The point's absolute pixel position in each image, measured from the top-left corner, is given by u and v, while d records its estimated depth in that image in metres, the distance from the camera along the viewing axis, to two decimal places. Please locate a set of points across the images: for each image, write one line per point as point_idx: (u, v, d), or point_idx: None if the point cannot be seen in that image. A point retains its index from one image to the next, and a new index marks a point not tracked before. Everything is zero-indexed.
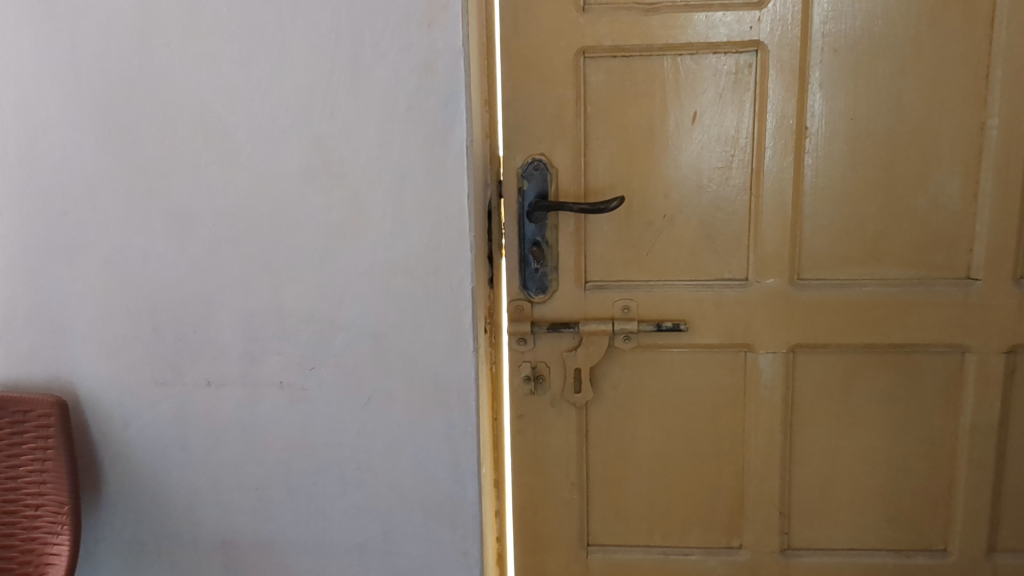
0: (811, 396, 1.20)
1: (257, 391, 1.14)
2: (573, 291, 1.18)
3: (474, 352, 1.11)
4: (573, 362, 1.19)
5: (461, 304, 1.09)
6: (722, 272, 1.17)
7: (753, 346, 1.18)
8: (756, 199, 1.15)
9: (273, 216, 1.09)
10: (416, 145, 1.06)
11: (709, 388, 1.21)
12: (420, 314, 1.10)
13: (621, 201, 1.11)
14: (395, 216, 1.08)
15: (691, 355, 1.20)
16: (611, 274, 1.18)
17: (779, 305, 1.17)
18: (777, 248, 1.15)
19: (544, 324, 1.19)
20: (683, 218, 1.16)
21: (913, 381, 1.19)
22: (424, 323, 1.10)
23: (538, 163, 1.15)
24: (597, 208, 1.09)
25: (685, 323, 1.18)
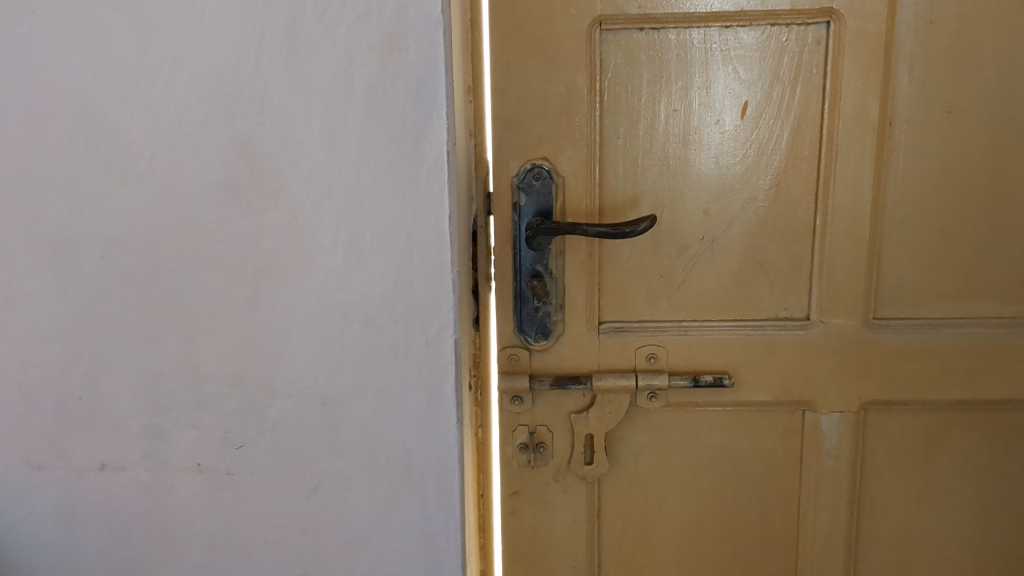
0: (885, 466, 0.94)
1: (167, 475, 0.86)
2: (584, 336, 0.91)
3: (458, 423, 0.84)
4: (584, 426, 0.92)
5: (441, 362, 0.82)
6: (776, 310, 0.91)
7: (814, 404, 0.92)
8: (824, 218, 0.89)
9: (184, 246, 0.80)
10: (378, 150, 0.78)
11: (756, 457, 0.95)
12: (386, 375, 0.82)
13: (653, 220, 0.84)
14: (349, 246, 0.80)
15: (735, 414, 0.93)
16: (633, 313, 0.91)
17: (848, 351, 0.91)
18: (848, 280, 0.89)
19: (547, 379, 0.92)
20: (728, 241, 0.90)
21: (1012, 446, 0.94)
22: (390, 387, 0.83)
23: (539, 170, 0.87)
24: (622, 230, 0.82)
25: (729, 375, 0.91)
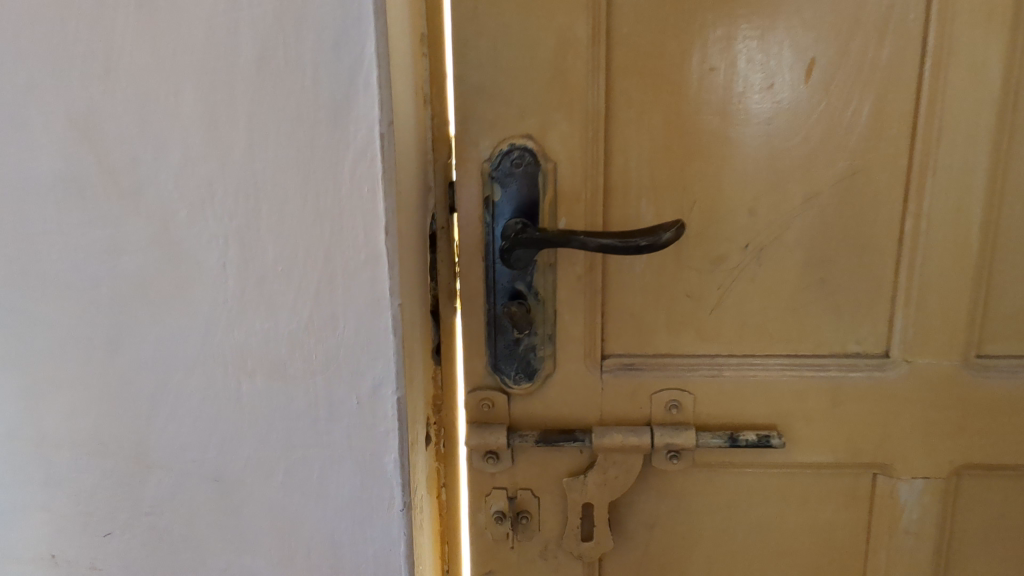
0: (981, 549, 0.71)
1: (17, 567, 0.64)
2: (582, 376, 0.68)
3: (406, 512, 0.60)
4: (581, 494, 0.69)
5: (380, 431, 0.58)
6: (844, 342, 0.67)
7: (890, 467, 0.69)
8: (916, 222, 0.64)
9: (10, 267, 0.56)
10: (278, 133, 0.51)
11: (805, 529, 0.72)
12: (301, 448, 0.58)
13: (681, 227, 0.59)
14: (243, 270, 0.54)
15: (782, 475, 0.71)
16: (649, 344, 0.68)
17: (940, 401, 0.67)
18: (944, 305, 0.65)
19: (531, 433, 0.68)
20: (781, 252, 0.65)
21: None
22: (310, 462, 0.59)
23: (519, 153, 0.62)
24: (632, 240, 0.58)
25: (779, 433, 0.67)
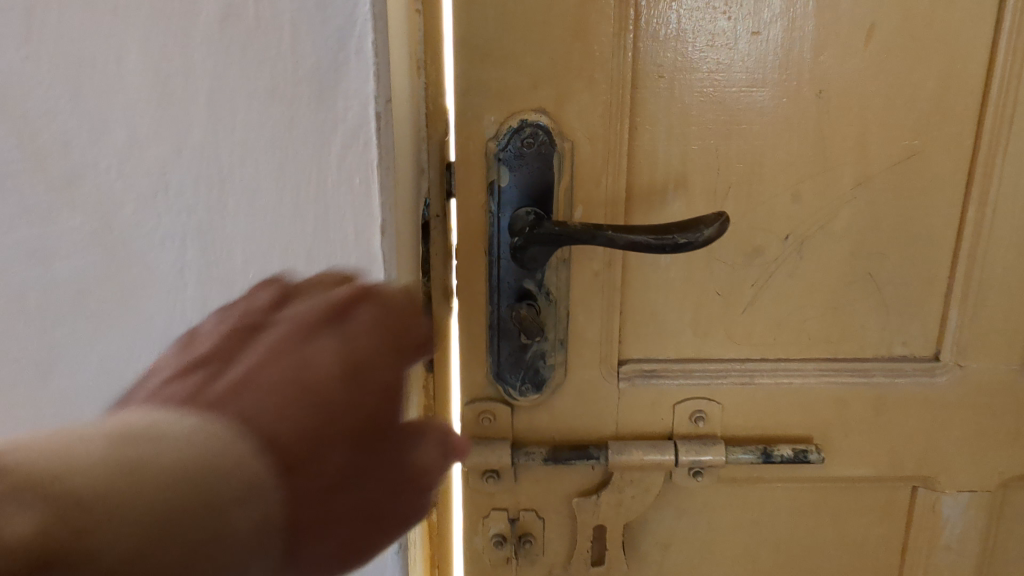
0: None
1: None
2: (596, 385, 0.59)
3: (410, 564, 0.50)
4: (593, 515, 0.61)
5: None
6: (890, 345, 0.60)
7: (934, 480, 0.62)
8: (980, 210, 0.56)
9: None
10: (246, 109, 0.39)
11: (835, 546, 0.65)
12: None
13: (722, 220, 0.50)
14: (204, 280, 0.43)
15: (814, 489, 0.63)
16: (672, 348, 0.59)
17: (994, 408, 0.60)
18: (1004, 303, 0.58)
19: (539, 450, 0.60)
20: (827, 243, 0.57)
21: None
22: None
23: (531, 131, 0.53)
24: (669, 236, 0.49)
25: (817, 447, 0.60)
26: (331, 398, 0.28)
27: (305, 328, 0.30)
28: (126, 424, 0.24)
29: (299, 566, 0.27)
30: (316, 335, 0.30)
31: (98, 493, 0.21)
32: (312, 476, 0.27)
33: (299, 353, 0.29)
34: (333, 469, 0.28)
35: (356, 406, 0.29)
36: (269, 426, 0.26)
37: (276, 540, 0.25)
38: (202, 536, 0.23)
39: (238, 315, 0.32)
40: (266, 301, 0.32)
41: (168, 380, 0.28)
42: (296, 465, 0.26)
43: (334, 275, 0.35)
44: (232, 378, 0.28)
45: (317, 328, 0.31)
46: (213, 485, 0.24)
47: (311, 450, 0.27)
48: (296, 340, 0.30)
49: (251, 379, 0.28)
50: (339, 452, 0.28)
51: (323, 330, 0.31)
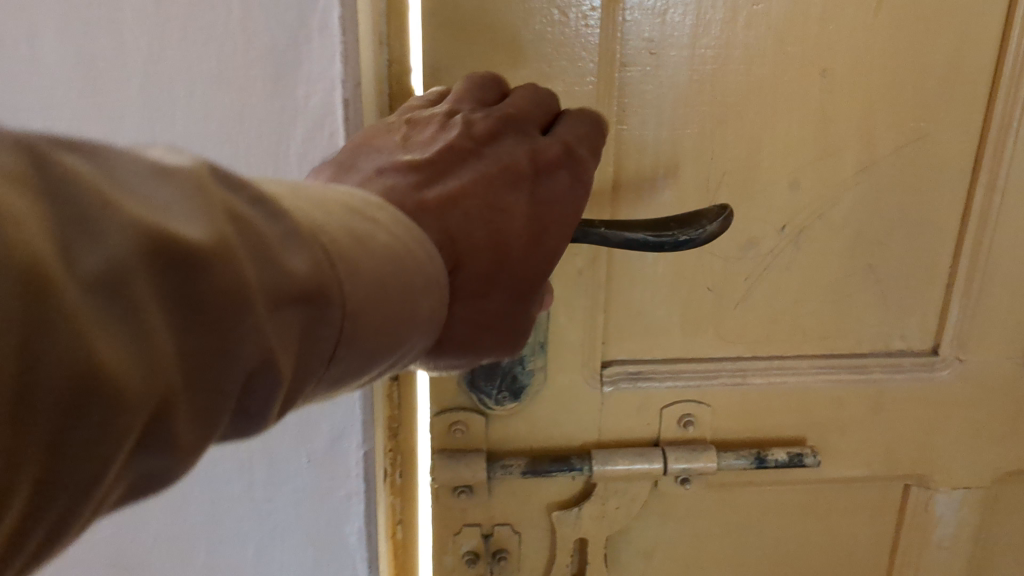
0: (1014, 559, 0.63)
1: None
2: (578, 390, 0.54)
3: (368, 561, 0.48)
4: (574, 528, 0.57)
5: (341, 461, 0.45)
6: (887, 339, 0.56)
7: (929, 479, 0.59)
8: (988, 197, 0.52)
9: None
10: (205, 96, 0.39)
11: (824, 549, 0.62)
12: (241, 495, 0.47)
13: (723, 213, 0.44)
14: None
15: (804, 492, 0.60)
16: (660, 348, 0.55)
17: (993, 404, 0.57)
18: (1009, 295, 0.55)
19: (517, 462, 0.54)
20: (825, 232, 0.53)
21: None
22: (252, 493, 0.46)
23: None
24: (668, 233, 0.43)
25: (812, 450, 0.56)
26: (507, 244, 0.37)
27: (508, 168, 0.38)
28: (332, 217, 0.27)
29: (175, 442, 0.20)
30: (514, 194, 0.38)
31: (349, 259, 0.26)
32: (471, 290, 0.36)
33: (514, 183, 0.38)
34: (497, 304, 0.38)
35: (530, 258, 0.38)
36: (461, 249, 0.36)
37: (429, 303, 0.32)
38: (387, 337, 0.28)
39: (448, 130, 0.38)
40: (483, 130, 0.38)
41: (396, 178, 0.36)
42: (464, 267, 0.36)
43: (527, 100, 0.40)
44: (441, 190, 0.36)
45: (513, 184, 0.38)
46: (411, 272, 0.31)
47: (476, 285, 0.36)
48: (505, 180, 0.37)
49: (465, 201, 0.36)
50: (474, 272, 0.36)
51: (520, 188, 0.38)
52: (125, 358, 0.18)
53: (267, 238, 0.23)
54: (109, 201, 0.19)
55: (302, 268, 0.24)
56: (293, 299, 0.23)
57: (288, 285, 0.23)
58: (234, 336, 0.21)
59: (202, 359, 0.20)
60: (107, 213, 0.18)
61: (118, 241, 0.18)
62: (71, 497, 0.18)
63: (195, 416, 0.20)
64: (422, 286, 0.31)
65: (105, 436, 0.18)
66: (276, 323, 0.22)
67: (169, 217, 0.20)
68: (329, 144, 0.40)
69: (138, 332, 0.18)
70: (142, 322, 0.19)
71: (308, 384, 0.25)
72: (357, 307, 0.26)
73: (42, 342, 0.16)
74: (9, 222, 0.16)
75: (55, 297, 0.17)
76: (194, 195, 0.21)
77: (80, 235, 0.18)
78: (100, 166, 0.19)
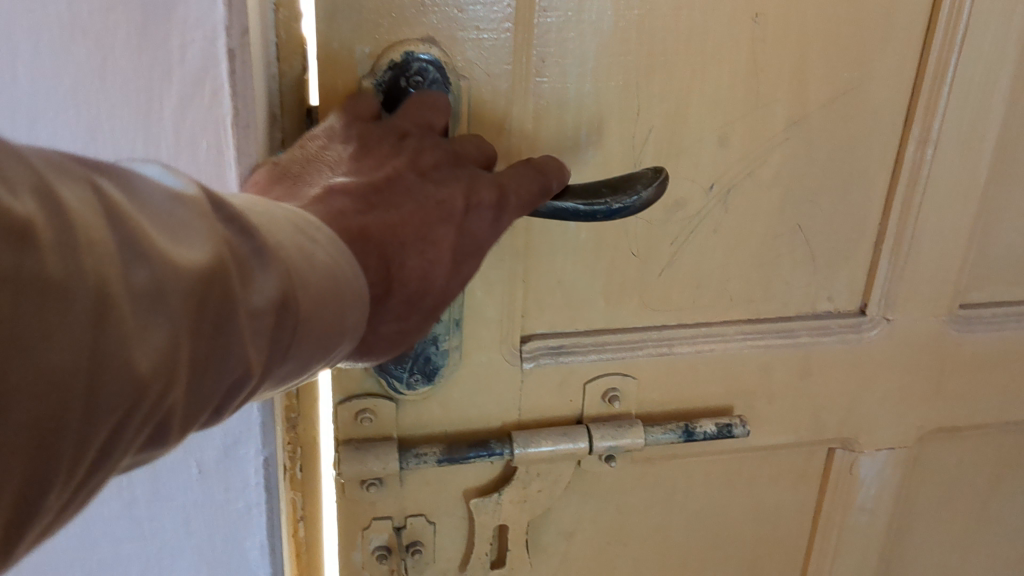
0: (930, 513, 0.63)
1: None
2: (496, 368, 0.50)
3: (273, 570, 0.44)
4: (494, 514, 0.53)
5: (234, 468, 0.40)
6: (815, 301, 0.54)
7: (853, 441, 0.58)
8: (920, 150, 0.50)
9: None
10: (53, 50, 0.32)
11: (748, 518, 0.60)
12: (121, 513, 0.41)
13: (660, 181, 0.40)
14: None
15: (728, 461, 0.57)
16: (583, 320, 0.51)
17: (917, 363, 0.56)
18: (937, 253, 0.53)
19: (431, 450, 0.49)
20: (755, 192, 0.50)
21: None
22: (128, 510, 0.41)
23: (419, 65, 0.42)
24: (601, 200, 0.39)
25: (741, 420, 0.54)
26: (428, 276, 0.36)
27: (443, 209, 0.36)
28: (287, 229, 0.27)
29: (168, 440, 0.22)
30: (444, 232, 0.36)
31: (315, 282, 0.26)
32: (393, 311, 0.35)
33: (444, 219, 0.36)
34: (412, 321, 0.37)
35: (447, 284, 0.37)
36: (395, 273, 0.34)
37: (355, 313, 0.29)
38: (341, 334, 0.28)
39: (392, 155, 0.37)
40: (425, 163, 0.37)
41: (346, 197, 0.34)
42: (394, 291, 0.34)
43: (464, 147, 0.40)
44: (385, 216, 0.34)
45: (446, 222, 0.36)
46: (347, 285, 0.28)
47: (402, 302, 0.35)
48: (440, 217, 0.36)
49: (404, 229, 0.35)
50: (400, 293, 0.35)
51: (452, 228, 0.36)
52: (158, 371, 0.20)
53: (241, 252, 0.23)
54: (143, 229, 0.20)
55: (276, 286, 0.24)
56: (269, 311, 0.24)
57: (274, 298, 0.24)
58: (227, 343, 0.22)
59: (201, 365, 0.22)
60: (143, 238, 0.20)
61: (161, 265, 0.20)
62: (95, 480, 0.20)
63: (190, 414, 0.22)
64: (361, 318, 0.30)
65: (132, 430, 0.20)
66: (256, 332, 0.23)
67: (179, 237, 0.21)
68: (213, 105, 0.34)
69: (172, 343, 0.20)
70: (174, 331, 0.20)
71: (270, 381, 0.26)
72: (316, 311, 0.26)
73: (100, 354, 0.18)
74: (82, 236, 0.18)
75: (115, 312, 0.18)
76: (199, 217, 0.22)
77: (129, 256, 0.19)
78: (128, 190, 0.21)
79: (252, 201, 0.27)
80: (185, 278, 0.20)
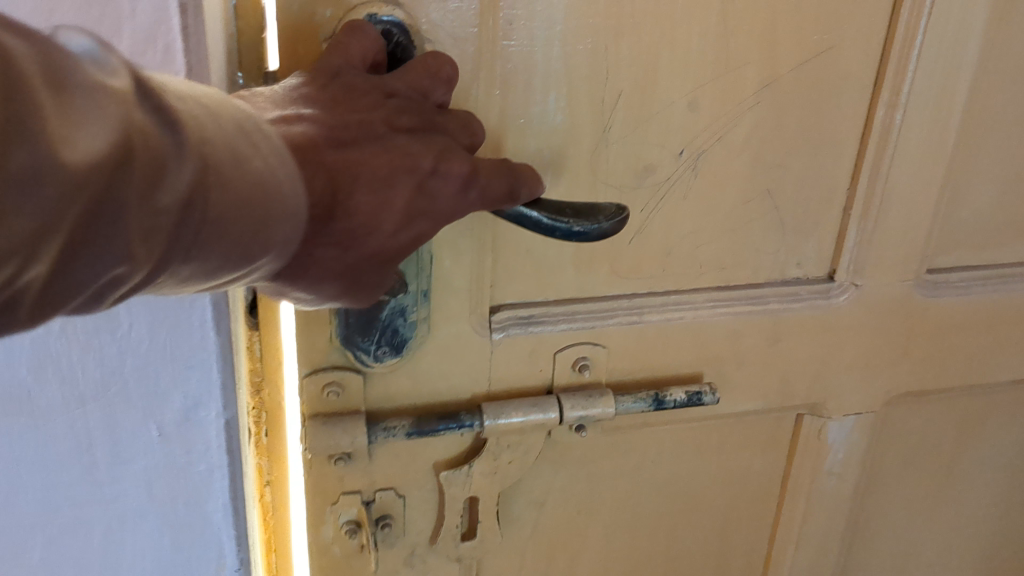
0: (895, 477, 0.63)
1: None
2: (464, 339, 0.49)
3: (238, 539, 0.43)
4: (464, 486, 0.52)
5: (200, 434, 0.40)
6: (785, 268, 0.53)
7: (821, 406, 0.58)
8: (889, 114, 0.50)
9: None
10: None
11: (718, 485, 0.60)
12: (77, 482, 0.40)
13: (623, 217, 0.42)
14: None
15: (698, 429, 0.57)
16: (552, 289, 0.50)
17: (884, 329, 0.56)
18: (904, 218, 0.53)
19: (400, 423, 0.49)
20: (724, 157, 0.49)
21: None
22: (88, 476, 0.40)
23: (383, 29, 0.40)
24: (563, 220, 0.41)
25: (711, 387, 0.53)
26: (376, 220, 0.35)
27: (409, 162, 0.35)
28: (226, 127, 0.27)
29: (26, 317, 0.22)
30: (401, 182, 0.35)
31: (229, 190, 0.27)
32: (327, 244, 0.34)
33: (406, 171, 0.35)
34: (347, 260, 0.36)
35: (393, 236, 0.36)
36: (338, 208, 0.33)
37: (284, 232, 0.30)
38: (255, 246, 0.29)
39: (372, 104, 0.36)
40: (404, 121, 0.36)
41: (306, 125, 0.33)
42: (334, 223, 0.33)
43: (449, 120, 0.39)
44: (343, 154, 0.34)
45: (405, 175, 0.35)
46: (275, 204, 0.29)
47: (340, 240, 0.34)
48: (405, 168, 0.35)
49: (361, 169, 0.34)
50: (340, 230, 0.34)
51: (410, 180, 0.35)
52: (22, 254, 0.20)
53: (159, 145, 0.24)
54: (39, 108, 0.20)
55: (184, 183, 0.25)
56: (167, 210, 0.25)
57: (175, 200, 0.25)
58: (111, 235, 0.23)
59: (75, 250, 0.22)
60: (35, 119, 0.19)
61: (50, 152, 0.20)
62: None
63: (54, 293, 0.22)
64: (286, 235, 0.31)
65: None
66: (150, 229, 0.24)
67: (81, 124, 0.21)
68: (165, 62, 0.33)
69: (42, 228, 0.20)
70: (46, 221, 0.20)
71: (163, 273, 0.27)
72: (223, 217, 0.27)
73: None
74: None
75: None
76: (115, 108, 0.22)
77: (17, 138, 0.19)
78: (43, 57, 0.21)
79: (202, 87, 0.28)
80: (76, 178, 0.20)
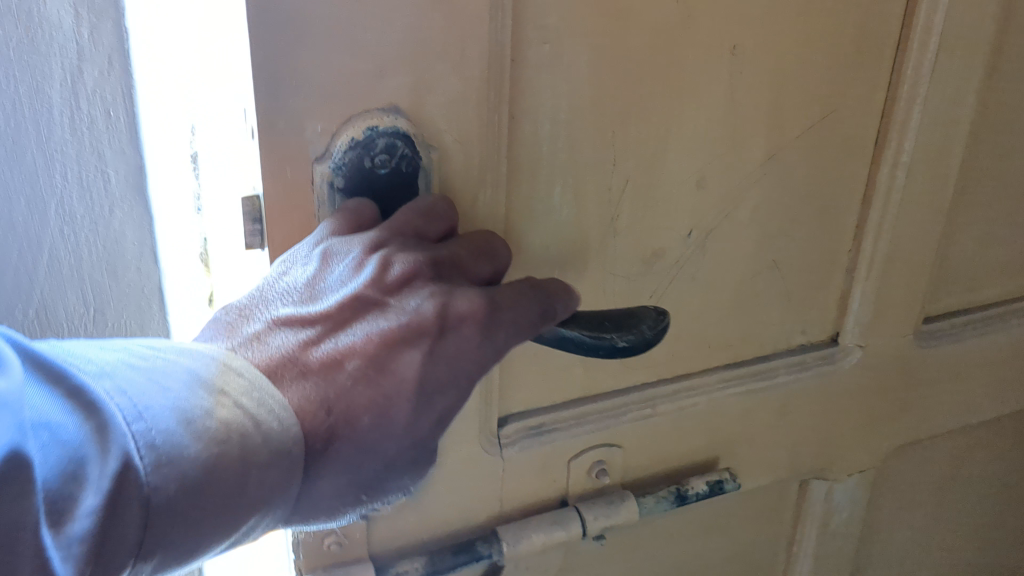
0: (890, 525, 0.62)
1: None
2: (475, 460, 0.44)
3: None
4: None
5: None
6: (790, 337, 0.51)
7: (827, 470, 0.55)
8: (891, 174, 0.47)
9: None
10: None
11: (728, 562, 0.57)
12: None
13: (667, 317, 0.38)
14: None
15: (711, 513, 0.54)
16: (563, 393, 0.45)
17: (886, 387, 0.54)
18: (905, 275, 0.51)
19: (413, 566, 0.43)
20: (731, 234, 0.46)
21: None
22: None
23: (389, 140, 0.35)
24: (606, 336, 0.36)
25: (730, 474, 0.50)
26: (391, 409, 0.32)
27: (410, 329, 0.32)
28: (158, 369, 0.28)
29: None
30: (406, 356, 0.32)
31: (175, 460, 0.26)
32: (346, 453, 0.31)
33: (411, 340, 0.32)
34: (381, 465, 0.32)
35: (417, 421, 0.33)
36: (343, 415, 0.31)
37: (262, 468, 0.29)
38: (226, 510, 0.28)
39: (354, 272, 0.33)
40: (401, 281, 0.33)
41: (289, 331, 0.32)
42: (342, 433, 0.31)
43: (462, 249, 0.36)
44: (330, 349, 0.31)
45: (407, 344, 0.32)
46: (237, 445, 0.28)
47: (357, 447, 0.31)
48: (407, 338, 0.32)
49: (355, 355, 0.31)
50: (353, 435, 0.31)
51: (415, 350, 0.32)
52: None
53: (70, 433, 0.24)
54: None
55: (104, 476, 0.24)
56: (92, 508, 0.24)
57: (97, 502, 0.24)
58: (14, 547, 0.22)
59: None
60: None
61: None
62: None
63: None
64: (274, 472, 0.29)
65: None
66: (63, 533, 0.23)
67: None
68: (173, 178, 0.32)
69: None
70: None
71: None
72: (185, 496, 0.27)
73: None
74: None
75: None
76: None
77: None
78: None
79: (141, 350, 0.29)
80: None
